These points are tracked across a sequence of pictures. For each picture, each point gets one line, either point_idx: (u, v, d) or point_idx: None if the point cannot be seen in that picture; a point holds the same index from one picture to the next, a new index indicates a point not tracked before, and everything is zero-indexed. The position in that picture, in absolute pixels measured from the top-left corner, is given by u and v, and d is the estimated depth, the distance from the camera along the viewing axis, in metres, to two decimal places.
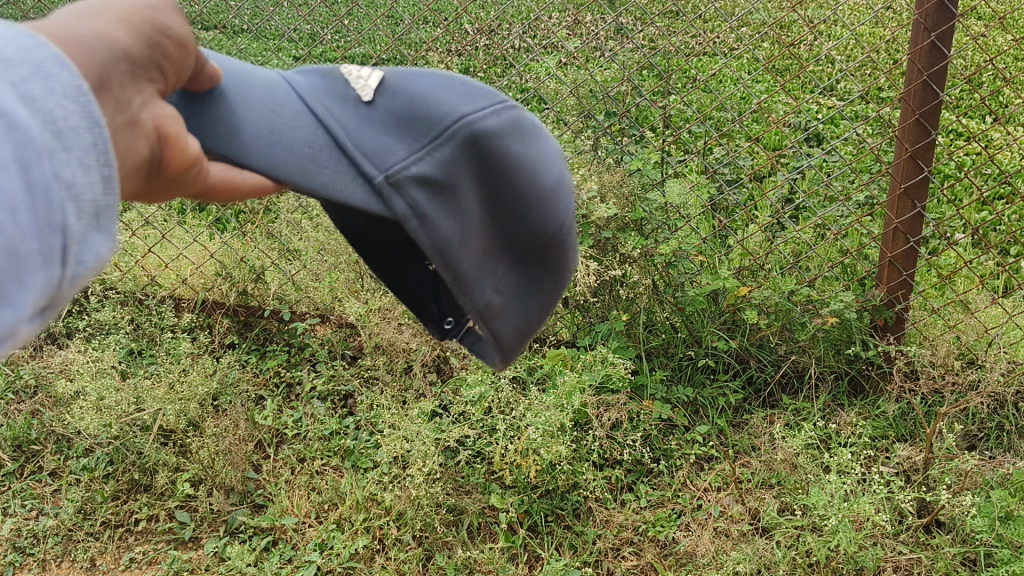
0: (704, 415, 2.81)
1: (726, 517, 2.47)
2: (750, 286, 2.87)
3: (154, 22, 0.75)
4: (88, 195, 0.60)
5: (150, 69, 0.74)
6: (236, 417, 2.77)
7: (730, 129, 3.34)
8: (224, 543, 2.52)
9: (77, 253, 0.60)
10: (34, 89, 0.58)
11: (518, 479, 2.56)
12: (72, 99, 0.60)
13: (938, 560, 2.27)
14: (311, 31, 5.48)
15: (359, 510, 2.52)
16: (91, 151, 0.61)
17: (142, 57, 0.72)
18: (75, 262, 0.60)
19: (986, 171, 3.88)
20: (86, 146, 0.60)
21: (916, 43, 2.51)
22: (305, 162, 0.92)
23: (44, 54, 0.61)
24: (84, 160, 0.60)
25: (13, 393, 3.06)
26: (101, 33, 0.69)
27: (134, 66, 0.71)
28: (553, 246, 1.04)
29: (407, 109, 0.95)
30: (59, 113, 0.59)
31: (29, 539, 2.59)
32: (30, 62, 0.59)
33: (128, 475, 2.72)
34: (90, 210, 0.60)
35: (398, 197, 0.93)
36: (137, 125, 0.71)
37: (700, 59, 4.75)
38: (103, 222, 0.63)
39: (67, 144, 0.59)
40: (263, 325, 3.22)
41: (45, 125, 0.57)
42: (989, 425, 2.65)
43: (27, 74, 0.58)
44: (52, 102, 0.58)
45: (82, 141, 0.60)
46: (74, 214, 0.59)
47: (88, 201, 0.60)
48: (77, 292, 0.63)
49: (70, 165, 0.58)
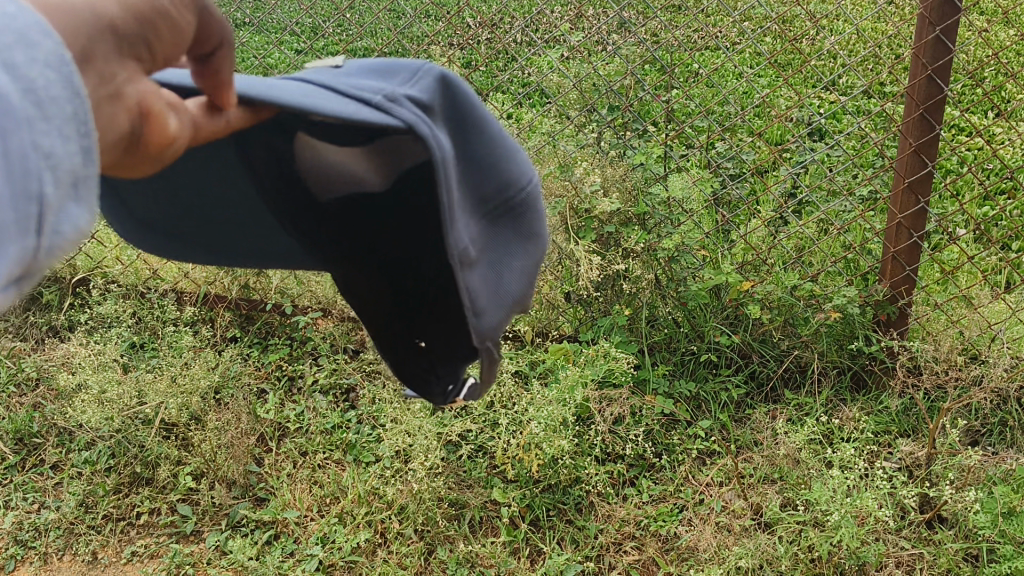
0: (706, 409, 2.80)
1: (728, 512, 2.46)
2: (752, 281, 2.87)
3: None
4: (67, 165, 0.59)
5: (131, 44, 0.68)
6: (239, 410, 2.77)
7: (733, 124, 3.32)
8: (226, 537, 2.52)
9: (54, 221, 0.59)
10: (16, 57, 0.56)
11: (520, 473, 2.57)
12: (56, 68, 0.59)
13: (940, 556, 2.27)
14: (313, 24, 5.46)
15: (360, 503, 2.51)
16: (72, 121, 0.60)
17: (126, 30, 0.67)
18: (52, 232, 0.59)
19: (988, 166, 3.87)
20: (68, 115, 0.59)
21: (921, 38, 2.50)
22: (293, 92, 0.86)
23: (28, 19, 0.59)
24: (65, 130, 0.59)
25: (14, 386, 3.07)
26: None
27: (116, 41, 0.66)
28: (527, 206, 1.04)
29: (377, 64, 0.96)
30: (40, 83, 0.57)
31: (30, 532, 2.59)
32: (13, 28, 0.57)
33: (130, 468, 2.72)
34: (68, 179, 0.60)
35: (400, 108, 0.89)
36: (122, 98, 0.67)
37: (703, 53, 4.74)
38: (84, 192, 0.62)
39: (48, 113, 0.58)
40: (265, 319, 3.21)
41: (26, 94, 0.56)
42: (992, 421, 2.64)
43: (10, 41, 0.57)
44: (35, 70, 0.57)
45: (63, 110, 0.59)
46: (51, 182, 0.58)
47: (65, 170, 0.59)
48: (56, 261, 0.62)
49: (49, 135, 0.58)
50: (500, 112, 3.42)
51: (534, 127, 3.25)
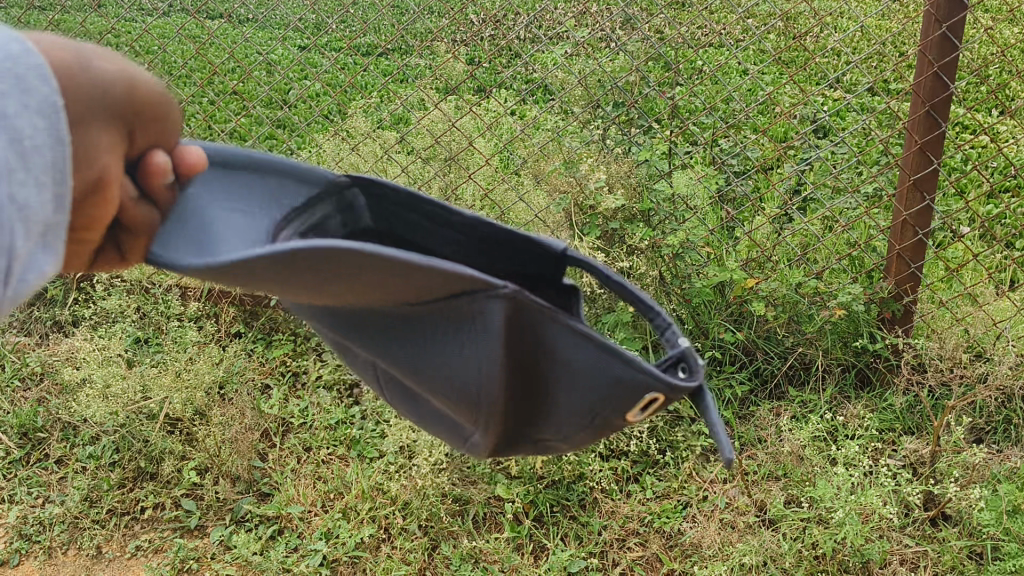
0: (710, 407, 2.79)
1: (732, 509, 2.46)
2: (759, 277, 2.83)
3: (151, 96, 0.93)
4: (40, 212, 0.79)
5: (117, 122, 0.89)
6: (242, 405, 2.77)
7: (738, 122, 3.30)
8: (230, 532, 2.52)
9: (23, 264, 0.79)
10: (11, 107, 0.76)
11: (523, 470, 2.57)
12: (44, 117, 0.78)
13: (944, 554, 2.27)
14: (318, 20, 5.43)
15: (365, 499, 2.51)
16: (48, 170, 0.79)
17: (119, 109, 0.89)
18: (21, 271, 0.79)
19: (993, 163, 3.86)
20: (46, 164, 0.79)
21: (928, 35, 2.51)
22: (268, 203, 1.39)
23: (32, 73, 0.79)
24: (40, 180, 0.78)
25: (19, 380, 3.07)
26: (106, 77, 0.87)
27: (102, 117, 0.87)
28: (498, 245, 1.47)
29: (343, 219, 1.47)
30: (32, 136, 0.77)
31: (35, 526, 2.60)
32: (16, 79, 0.77)
33: (134, 462, 2.72)
34: (39, 226, 0.79)
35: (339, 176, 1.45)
36: (90, 160, 0.87)
37: (708, 51, 4.73)
38: (47, 240, 0.81)
39: (29, 165, 0.77)
40: (269, 315, 3.19)
41: (12, 146, 0.75)
42: (997, 419, 2.64)
43: (10, 93, 0.76)
44: (24, 119, 0.76)
45: (42, 158, 0.78)
46: (22, 234, 0.77)
47: (37, 222, 0.79)
48: (21, 298, 0.82)
49: (26, 186, 0.77)
50: (505, 109, 3.39)
51: (538, 123, 3.24)
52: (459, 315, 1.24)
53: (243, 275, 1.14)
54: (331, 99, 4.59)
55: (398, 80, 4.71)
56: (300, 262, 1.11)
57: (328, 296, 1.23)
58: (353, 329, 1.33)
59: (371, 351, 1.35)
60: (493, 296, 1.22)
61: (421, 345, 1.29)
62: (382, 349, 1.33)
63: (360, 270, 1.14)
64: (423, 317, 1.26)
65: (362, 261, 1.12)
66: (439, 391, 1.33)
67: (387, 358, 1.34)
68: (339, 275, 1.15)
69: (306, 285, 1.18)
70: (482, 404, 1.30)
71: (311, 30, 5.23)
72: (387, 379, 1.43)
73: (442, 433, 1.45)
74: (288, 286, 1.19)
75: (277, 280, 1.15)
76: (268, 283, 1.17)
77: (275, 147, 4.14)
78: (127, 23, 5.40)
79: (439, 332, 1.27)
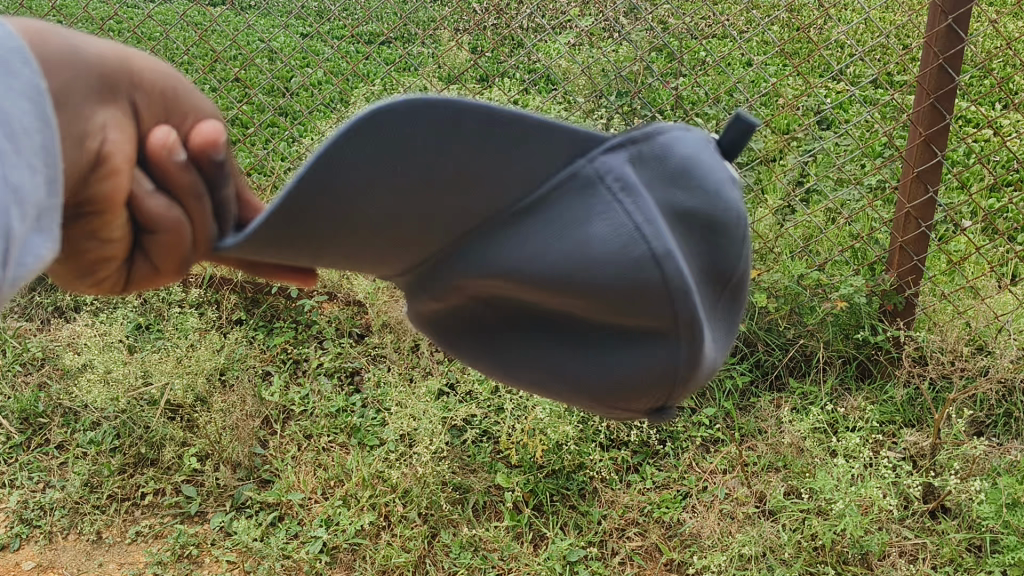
0: (711, 397, 2.77)
1: (731, 499, 2.46)
2: (761, 269, 2.86)
3: (151, 70, 0.81)
4: (35, 197, 0.69)
5: (114, 97, 0.77)
6: (245, 392, 2.79)
7: (742, 112, 3.29)
8: (231, 518, 2.53)
9: (17, 255, 0.68)
10: None
11: (523, 459, 2.57)
12: (30, 98, 0.68)
13: (943, 546, 2.27)
14: (321, 7, 5.40)
15: (364, 487, 2.50)
16: (40, 153, 0.69)
17: (113, 82, 0.77)
18: (15, 263, 0.69)
19: (996, 157, 3.85)
20: (38, 147, 0.69)
21: (934, 26, 2.50)
22: None
23: (11, 52, 0.69)
24: (33, 162, 0.68)
25: (20, 365, 3.06)
26: (96, 53, 0.77)
27: (95, 93, 0.76)
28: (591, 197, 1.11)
29: None
30: (16, 116, 0.67)
31: (35, 511, 2.61)
32: None
33: (135, 448, 2.72)
34: (34, 212, 0.69)
35: None
36: (84, 139, 0.74)
37: (712, 42, 4.71)
38: (43, 223, 0.71)
39: (20, 147, 0.67)
40: (270, 302, 3.19)
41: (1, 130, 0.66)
42: (997, 412, 2.64)
43: None
44: (9, 102, 0.67)
45: (32, 141, 0.68)
46: (18, 217, 0.67)
47: (31, 205, 0.68)
48: (19, 288, 0.71)
49: (19, 170, 0.67)
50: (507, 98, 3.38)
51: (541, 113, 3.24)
52: (575, 189, 0.83)
53: (303, 245, 0.83)
54: (334, 87, 4.58)
55: (400, 68, 4.68)
56: (355, 158, 0.77)
57: (406, 231, 0.85)
58: (458, 283, 0.89)
59: (500, 309, 0.90)
60: (604, 144, 0.83)
61: (556, 266, 0.84)
62: (511, 291, 0.87)
63: (421, 137, 0.79)
64: (534, 221, 0.84)
65: (424, 122, 0.78)
66: (614, 317, 0.86)
67: (520, 303, 0.89)
68: (403, 162, 0.79)
69: (369, 212, 0.81)
70: (678, 306, 0.83)
71: (313, 16, 5.19)
72: (537, 367, 0.93)
73: (655, 400, 0.93)
74: (357, 237, 0.83)
75: (343, 232, 0.82)
76: (344, 254, 0.85)
77: (276, 134, 4.13)
78: (129, 9, 5.39)
79: (569, 233, 0.83)
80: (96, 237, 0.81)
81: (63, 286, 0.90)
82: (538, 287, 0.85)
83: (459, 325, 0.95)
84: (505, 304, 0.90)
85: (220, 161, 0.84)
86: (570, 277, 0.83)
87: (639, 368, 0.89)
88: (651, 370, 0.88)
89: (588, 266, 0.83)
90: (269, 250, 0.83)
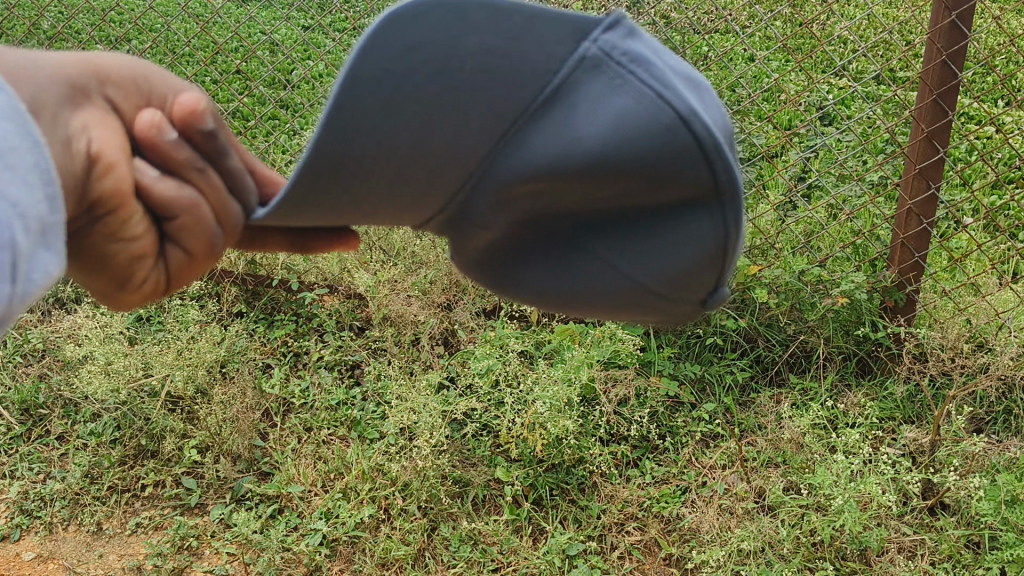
0: (711, 393, 2.78)
1: (731, 494, 2.47)
2: (761, 265, 2.86)
3: (115, 63, 0.83)
4: (35, 213, 0.69)
5: (84, 100, 0.79)
6: (245, 384, 2.78)
7: (745, 107, 3.27)
8: (230, 510, 2.54)
9: (24, 270, 0.70)
10: None
11: (523, 453, 2.57)
12: (12, 119, 0.69)
13: (941, 542, 2.28)
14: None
15: (364, 479, 2.50)
16: (33, 170, 0.69)
17: (79, 87, 0.79)
18: (24, 278, 0.70)
19: (998, 154, 3.85)
20: (30, 165, 0.69)
21: (937, 21, 2.49)
22: None
23: None
24: (29, 180, 0.69)
25: (20, 356, 3.07)
26: (54, 65, 0.78)
27: (65, 100, 0.77)
28: None
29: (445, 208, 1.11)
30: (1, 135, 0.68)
31: (35, 501, 2.61)
32: None
33: (135, 440, 2.72)
34: (37, 228, 0.70)
35: None
36: (68, 143, 0.75)
37: (714, 36, 4.70)
38: (50, 239, 0.72)
39: (11, 165, 0.68)
40: (271, 295, 3.20)
41: None
42: (997, 409, 2.64)
43: None
44: None
45: (22, 160, 0.69)
46: (20, 233, 0.68)
47: (33, 218, 0.69)
48: (31, 302, 0.73)
49: (13, 187, 0.68)
50: None
51: None
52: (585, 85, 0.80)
53: (323, 201, 0.84)
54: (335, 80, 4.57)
55: None
56: (359, 92, 0.76)
57: (436, 146, 0.82)
58: (496, 194, 0.85)
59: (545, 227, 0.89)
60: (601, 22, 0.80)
61: (588, 157, 0.81)
62: (554, 191, 0.84)
63: (426, 37, 0.76)
64: (559, 115, 0.81)
65: (437, 21, 0.76)
66: (660, 200, 0.84)
67: (564, 202, 0.85)
68: (417, 66, 0.77)
69: (391, 126, 0.79)
70: (715, 167, 0.82)
71: (314, 7, 5.16)
72: (592, 270, 0.91)
73: (712, 279, 0.91)
74: (380, 167, 0.81)
75: (374, 167, 0.81)
76: (361, 208, 0.86)
77: (277, 128, 4.11)
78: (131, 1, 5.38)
79: (597, 117, 0.80)
80: (121, 237, 0.82)
81: (119, 307, 0.91)
82: (578, 181, 0.82)
83: (507, 243, 0.92)
84: (555, 222, 0.88)
85: (209, 129, 0.83)
86: (609, 163, 0.81)
87: (703, 256, 0.88)
88: (706, 250, 0.87)
89: (619, 150, 0.80)
90: (286, 212, 0.85)
